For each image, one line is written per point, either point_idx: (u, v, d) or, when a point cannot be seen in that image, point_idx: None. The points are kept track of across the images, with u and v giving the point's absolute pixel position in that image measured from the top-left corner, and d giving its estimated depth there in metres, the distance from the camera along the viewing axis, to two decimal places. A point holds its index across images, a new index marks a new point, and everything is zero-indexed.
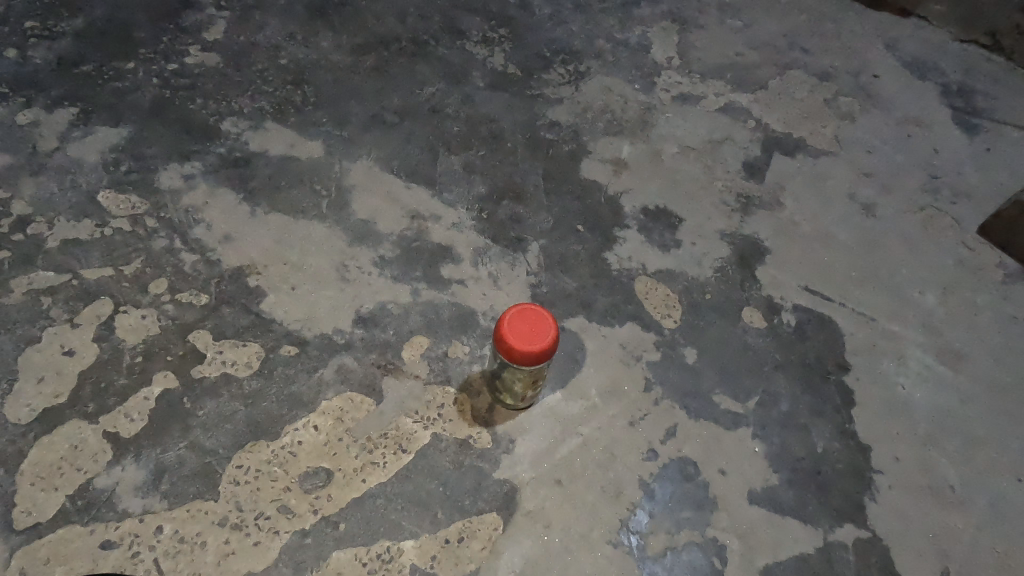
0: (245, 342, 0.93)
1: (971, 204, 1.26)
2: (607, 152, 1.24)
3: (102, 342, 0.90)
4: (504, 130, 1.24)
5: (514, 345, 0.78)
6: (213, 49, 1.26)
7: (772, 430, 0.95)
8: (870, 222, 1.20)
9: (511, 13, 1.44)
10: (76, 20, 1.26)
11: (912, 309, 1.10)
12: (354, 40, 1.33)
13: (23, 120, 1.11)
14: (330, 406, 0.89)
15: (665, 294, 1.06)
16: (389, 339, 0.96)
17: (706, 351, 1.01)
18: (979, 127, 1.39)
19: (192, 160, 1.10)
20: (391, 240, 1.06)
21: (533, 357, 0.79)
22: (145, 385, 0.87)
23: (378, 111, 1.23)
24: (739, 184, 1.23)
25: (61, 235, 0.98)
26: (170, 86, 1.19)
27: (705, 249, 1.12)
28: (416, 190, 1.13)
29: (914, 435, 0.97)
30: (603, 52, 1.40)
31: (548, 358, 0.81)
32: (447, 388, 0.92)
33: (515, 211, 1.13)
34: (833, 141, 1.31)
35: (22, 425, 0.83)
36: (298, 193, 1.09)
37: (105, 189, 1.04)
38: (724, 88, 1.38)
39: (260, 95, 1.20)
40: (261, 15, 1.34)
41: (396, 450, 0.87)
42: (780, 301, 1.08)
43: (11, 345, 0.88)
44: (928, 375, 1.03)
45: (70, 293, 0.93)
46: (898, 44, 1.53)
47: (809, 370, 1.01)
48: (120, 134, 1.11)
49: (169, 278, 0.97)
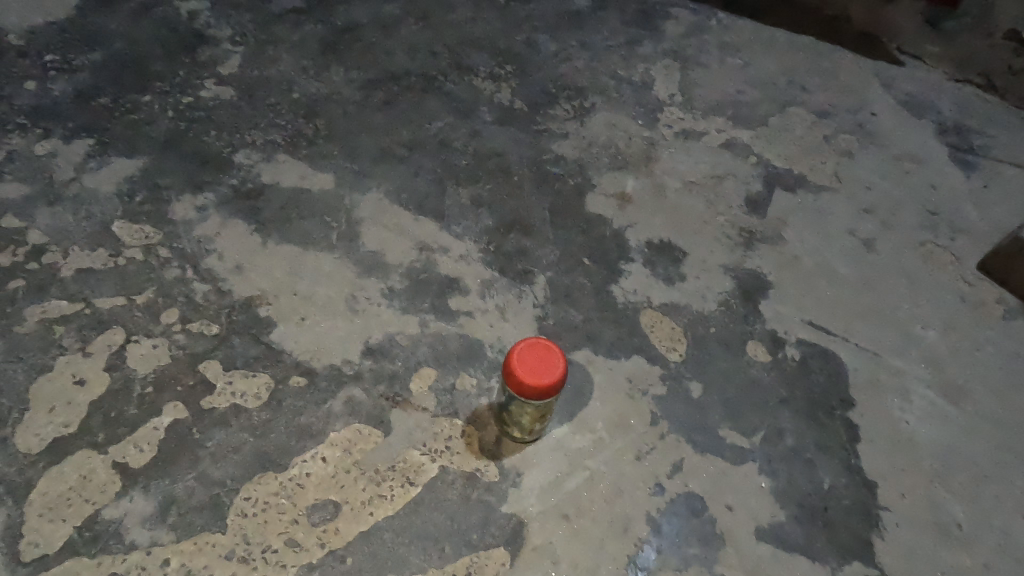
0: (254, 373, 0.93)
1: (970, 241, 1.28)
2: (612, 186, 1.26)
3: (112, 372, 0.90)
4: (511, 163, 1.26)
5: (524, 381, 0.79)
6: (227, 83, 1.29)
7: (779, 466, 0.95)
8: (870, 257, 1.22)
9: (516, 51, 1.48)
10: (95, 54, 1.29)
11: (915, 344, 1.11)
12: (365, 75, 1.37)
13: (41, 151, 1.13)
14: (338, 438, 0.89)
15: (670, 328, 1.07)
16: (397, 371, 0.96)
17: (712, 385, 1.01)
18: (976, 164, 1.42)
19: (205, 191, 1.12)
20: (400, 271, 1.07)
21: (542, 392, 0.79)
22: (155, 416, 0.88)
23: (388, 145, 1.25)
24: (742, 219, 1.25)
25: (74, 264, 1.00)
26: (185, 119, 1.22)
27: (709, 282, 1.14)
28: (425, 222, 1.15)
29: (920, 471, 0.97)
30: (607, 88, 1.44)
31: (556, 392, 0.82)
32: (454, 420, 0.93)
33: (522, 243, 1.15)
34: (833, 178, 1.34)
35: (32, 455, 0.83)
36: (309, 225, 1.11)
37: (119, 219, 1.06)
38: (725, 124, 1.41)
39: (273, 128, 1.23)
40: (275, 50, 1.37)
41: (404, 483, 0.87)
42: (784, 335, 1.09)
43: (23, 374, 0.89)
44: (931, 410, 1.04)
45: (83, 323, 0.94)
46: (894, 83, 1.57)
47: (814, 405, 1.01)
48: (136, 165, 1.14)
49: (181, 307, 0.98)
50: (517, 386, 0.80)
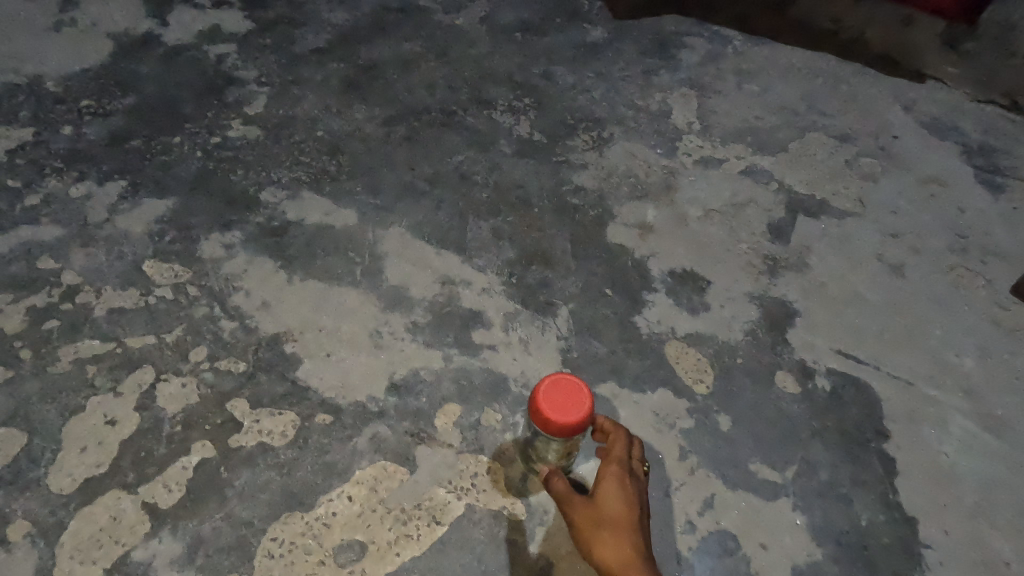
0: (280, 411, 0.94)
1: (1002, 264, 1.25)
2: (633, 216, 1.26)
3: (142, 411, 0.92)
4: (531, 195, 1.27)
5: (552, 419, 0.78)
6: (254, 123, 1.33)
7: (813, 502, 0.92)
8: (899, 283, 1.20)
9: (534, 84, 1.50)
10: (127, 98, 1.34)
11: (950, 372, 1.08)
12: (386, 111, 1.40)
13: (75, 193, 1.17)
14: (364, 476, 0.89)
15: (696, 359, 1.06)
16: (422, 407, 0.96)
17: (741, 418, 0.99)
18: (1004, 186, 1.39)
19: (232, 229, 1.14)
20: (424, 305, 1.08)
21: (567, 430, 0.78)
22: (184, 455, 0.88)
23: (410, 179, 1.27)
24: (765, 246, 1.24)
25: (107, 304, 1.02)
26: (213, 159, 1.25)
27: (734, 311, 1.13)
28: (447, 256, 1.15)
29: (963, 506, 0.94)
30: (625, 118, 1.45)
31: (582, 429, 0.81)
32: (480, 457, 0.92)
33: (544, 275, 1.15)
34: (857, 203, 1.33)
35: (64, 495, 0.84)
36: (333, 260, 1.12)
37: (150, 259, 1.09)
38: (745, 151, 1.41)
39: (298, 166, 1.26)
40: (299, 89, 1.41)
41: (430, 521, 0.86)
42: (813, 365, 1.07)
43: (56, 414, 0.90)
44: (971, 442, 1.00)
45: (114, 362, 0.96)
46: (916, 105, 1.56)
47: (847, 437, 0.99)
48: (166, 205, 1.17)
49: (209, 345, 0.99)
50: (545, 423, 0.79)
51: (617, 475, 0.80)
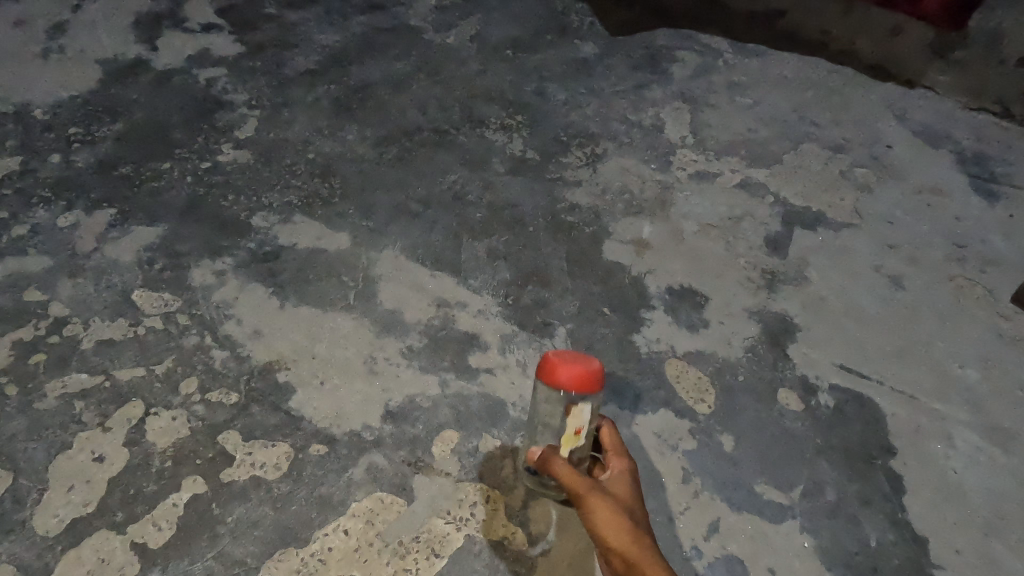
0: (274, 443, 0.91)
1: (1001, 273, 1.24)
2: (628, 232, 1.25)
3: (131, 446, 0.89)
4: (526, 214, 1.26)
5: (561, 360, 0.76)
6: (244, 147, 1.32)
7: (820, 523, 0.90)
8: (899, 294, 1.19)
9: (526, 101, 1.50)
10: (116, 125, 1.33)
11: (954, 385, 1.07)
12: (378, 132, 1.39)
13: (63, 223, 1.15)
14: (360, 508, 0.87)
15: (696, 377, 1.04)
16: (419, 435, 0.94)
17: (744, 438, 0.98)
18: (1000, 194, 1.39)
19: (223, 256, 1.13)
20: (418, 329, 1.06)
21: (576, 380, 0.75)
22: (174, 492, 0.86)
23: (403, 201, 1.26)
24: (763, 260, 1.23)
25: (95, 336, 1.00)
26: (203, 184, 1.24)
27: (734, 328, 1.11)
28: (442, 278, 1.14)
29: (973, 524, 0.92)
30: (618, 133, 1.45)
31: (594, 392, 0.76)
32: (479, 485, 0.90)
33: (541, 295, 1.13)
34: (853, 214, 1.32)
35: (50, 537, 0.81)
36: (326, 285, 1.10)
37: (139, 288, 1.07)
38: (739, 164, 1.41)
39: (289, 189, 1.25)
40: (289, 112, 1.40)
41: (429, 555, 0.84)
42: (816, 381, 1.05)
43: (42, 452, 0.88)
44: (978, 456, 0.99)
45: (102, 396, 0.94)
46: (908, 114, 1.56)
47: (853, 455, 0.97)
48: (156, 233, 1.15)
49: (200, 377, 0.97)
50: (551, 367, 0.76)
51: (626, 466, 0.78)
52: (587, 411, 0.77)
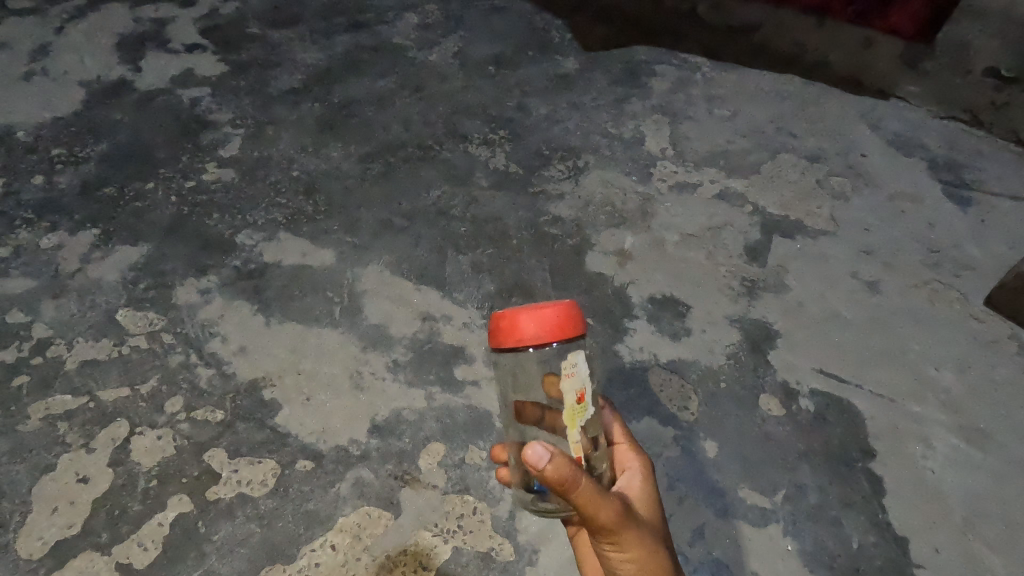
0: (260, 459, 0.91)
1: (974, 277, 1.27)
2: (611, 243, 1.27)
3: (116, 466, 0.89)
4: (509, 227, 1.28)
5: (520, 311, 0.66)
6: (229, 165, 1.33)
7: (803, 526, 0.92)
8: (876, 299, 1.22)
9: (509, 116, 1.52)
10: (100, 145, 1.34)
11: (931, 388, 1.09)
12: (362, 148, 1.40)
13: (46, 244, 1.15)
14: (347, 523, 0.87)
15: (679, 385, 1.06)
16: (405, 448, 0.95)
17: (727, 444, 0.99)
18: (972, 200, 1.42)
19: (208, 274, 1.13)
20: (404, 343, 1.07)
21: (553, 324, 0.65)
22: (160, 511, 0.86)
23: (388, 216, 1.27)
24: (742, 268, 1.25)
25: (79, 357, 1.00)
26: (188, 203, 1.24)
27: (716, 335, 1.13)
28: (426, 292, 1.15)
29: (953, 523, 0.93)
30: (599, 147, 1.47)
31: (573, 330, 0.67)
32: (465, 497, 0.90)
33: (525, 307, 1.15)
34: (830, 222, 1.35)
35: (34, 560, 0.81)
36: (312, 301, 1.11)
37: (124, 308, 1.07)
38: (718, 175, 1.43)
39: (274, 207, 1.26)
40: (274, 130, 1.42)
41: (416, 568, 0.84)
42: (797, 386, 1.07)
43: (26, 474, 0.88)
44: (956, 457, 1.01)
45: (86, 417, 0.93)
46: (882, 124, 1.60)
47: (834, 459, 0.99)
48: (140, 252, 1.15)
49: (185, 395, 0.97)
50: (513, 325, 0.65)
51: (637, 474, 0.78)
52: (582, 364, 0.67)
